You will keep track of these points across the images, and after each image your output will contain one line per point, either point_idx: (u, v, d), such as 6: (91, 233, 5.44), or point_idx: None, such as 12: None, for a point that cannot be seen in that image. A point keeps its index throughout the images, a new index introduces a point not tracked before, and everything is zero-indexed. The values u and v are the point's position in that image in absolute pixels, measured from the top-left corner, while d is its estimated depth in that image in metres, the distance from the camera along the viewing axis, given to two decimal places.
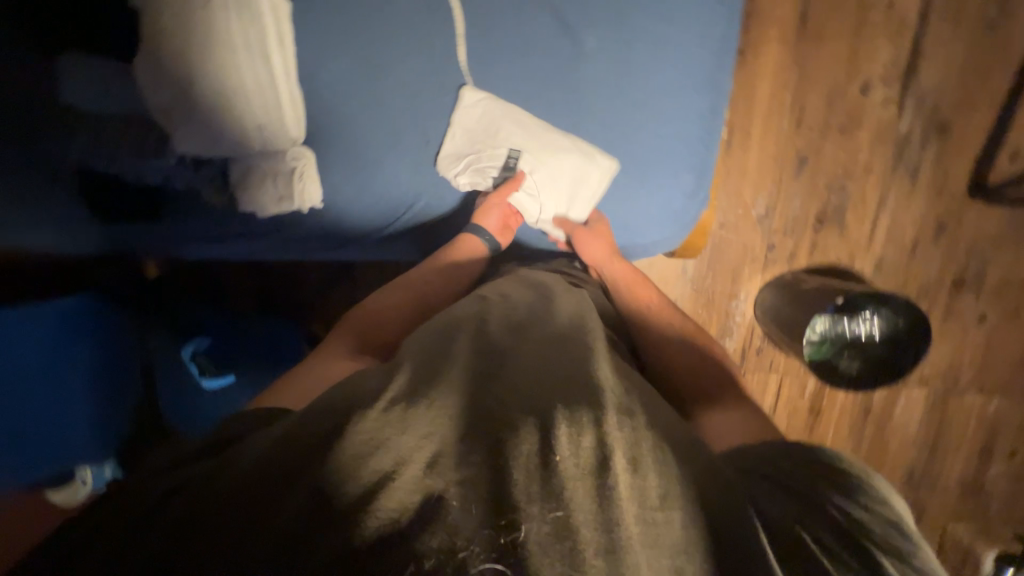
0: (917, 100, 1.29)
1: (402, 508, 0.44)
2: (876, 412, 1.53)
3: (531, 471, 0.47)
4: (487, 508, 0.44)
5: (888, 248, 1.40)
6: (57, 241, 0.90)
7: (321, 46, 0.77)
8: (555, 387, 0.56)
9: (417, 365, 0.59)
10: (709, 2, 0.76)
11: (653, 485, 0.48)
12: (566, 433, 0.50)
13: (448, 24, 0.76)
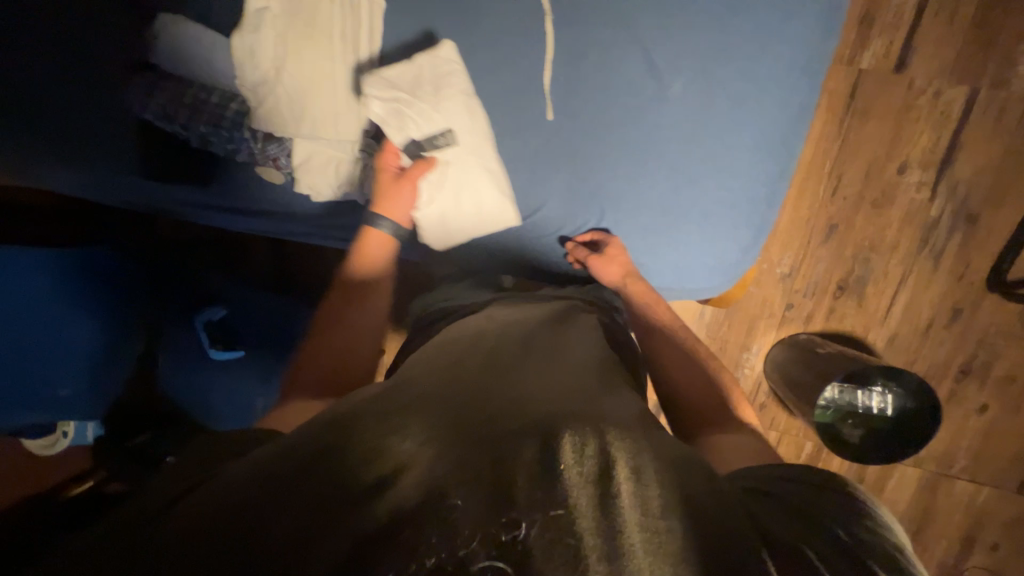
0: (950, 188, 1.33)
1: (398, 506, 0.42)
2: (868, 485, 1.54)
3: (530, 476, 0.45)
4: (490, 512, 0.42)
5: (902, 325, 1.43)
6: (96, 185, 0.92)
7: (409, 48, 0.79)
8: (557, 400, 0.55)
9: (432, 375, 0.60)
10: (809, 61, 0.70)
11: (655, 493, 0.45)
12: (568, 441, 0.48)
13: (535, 44, 0.75)
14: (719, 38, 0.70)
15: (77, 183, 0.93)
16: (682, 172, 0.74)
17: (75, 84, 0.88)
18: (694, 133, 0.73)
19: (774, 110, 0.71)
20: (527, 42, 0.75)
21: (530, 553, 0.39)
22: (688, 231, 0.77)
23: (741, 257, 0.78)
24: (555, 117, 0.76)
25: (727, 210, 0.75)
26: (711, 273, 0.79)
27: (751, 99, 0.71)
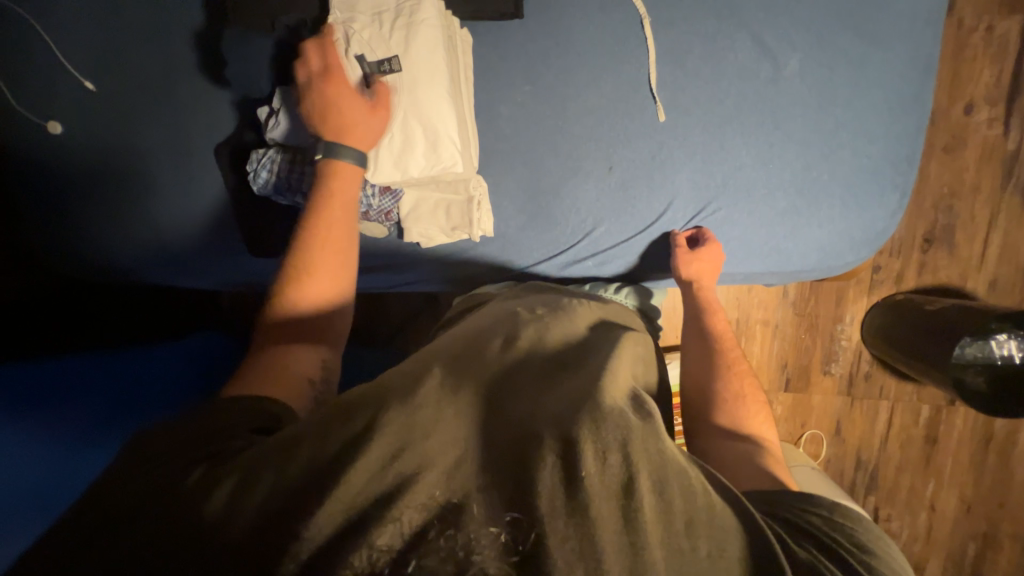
0: (1022, 119, 1.30)
1: (419, 513, 0.44)
2: (998, 440, 1.46)
3: (549, 482, 0.46)
4: (497, 508, 0.45)
5: (1001, 266, 1.37)
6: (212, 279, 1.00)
7: (505, 77, 0.78)
8: (583, 397, 0.53)
9: (443, 362, 0.58)
10: (919, 15, 0.70)
11: (678, 507, 0.48)
12: (591, 450, 0.48)
13: (637, 50, 0.74)
14: (829, 9, 0.70)
15: (196, 273, 1.04)
16: (813, 147, 0.73)
17: (190, 180, 0.97)
18: (819, 106, 0.72)
19: (897, 70, 0.71)
20: (630, 49, 0.74)
21: (535, 551, 0.43)
22: (828, 206, 0.75)
23: (888, 223, 0.76)
24: (668, 117, 0.75)
25: (865, 178, 0.74)
26: (857, 245, 0.77)
27: (872, 63, 0.71)
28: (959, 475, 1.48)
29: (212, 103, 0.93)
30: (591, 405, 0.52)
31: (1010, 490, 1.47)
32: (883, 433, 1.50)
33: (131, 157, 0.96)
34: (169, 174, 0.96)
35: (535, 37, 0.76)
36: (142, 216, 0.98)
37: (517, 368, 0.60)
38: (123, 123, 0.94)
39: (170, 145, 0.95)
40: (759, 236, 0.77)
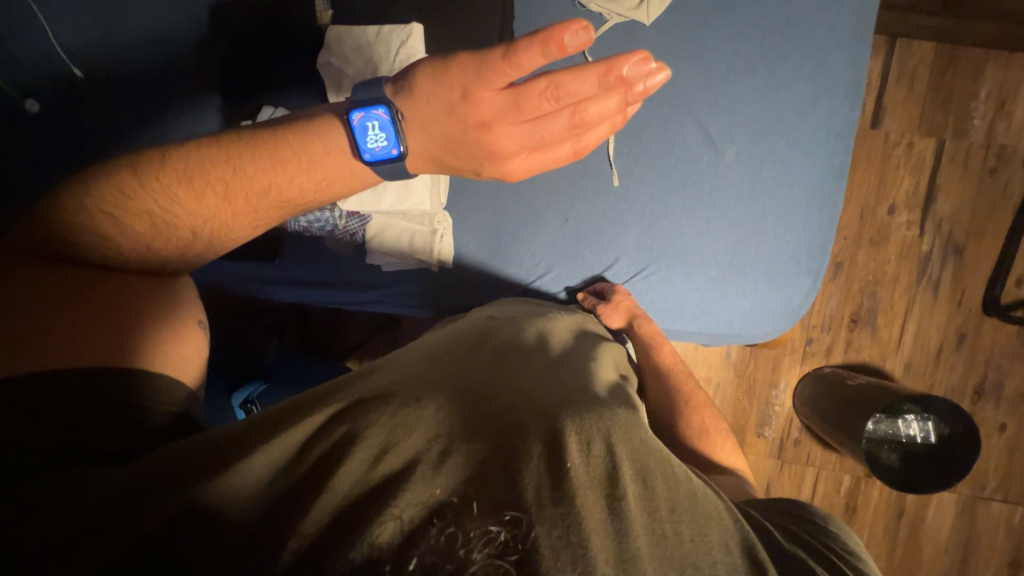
0: (936, 225, 1.48)
1: (415, 504, 0.47)
2: (910, 516, 1.55)
3: (540, 477, 0.49)
4: (496, 509, 0.47)
5: (915, 351, 1.51)
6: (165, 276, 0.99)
7: None
8: (564, 401, 0.60)
9: (439, 371, 0.65)
10: (838, 127, 0.82)
11: (661, 497, 0.51)
12: (576, 442, 0.53)
13: None
14: (764, 112, 0.81)
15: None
16: (741, 226, 0.83)
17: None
18: (749, 193, 0.82)
19: (814, 172, 0.82)
20: None
21: (534, 551, 0.45)
22: (752, 278, 0.84)
23: (802, 300, 0.85)
24: (621, 183, 0.84)
25: (784, 258, 0.83)
26: (775, 318, 0.85)
27: (795, 163, 0.82)
28: (875, 547, 1.55)
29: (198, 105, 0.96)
30: (574, 413, 0.57)
31: (919, 564, 1.55)
32: (808, 499, 1.57)
33: (107, 143, 0.96)
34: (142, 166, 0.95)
35: None
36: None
37: (513, 374, 0.64)
38: (107, 112, 0.95)
39: (150, 139, 0.96)
40: (691, 299, 0.86)
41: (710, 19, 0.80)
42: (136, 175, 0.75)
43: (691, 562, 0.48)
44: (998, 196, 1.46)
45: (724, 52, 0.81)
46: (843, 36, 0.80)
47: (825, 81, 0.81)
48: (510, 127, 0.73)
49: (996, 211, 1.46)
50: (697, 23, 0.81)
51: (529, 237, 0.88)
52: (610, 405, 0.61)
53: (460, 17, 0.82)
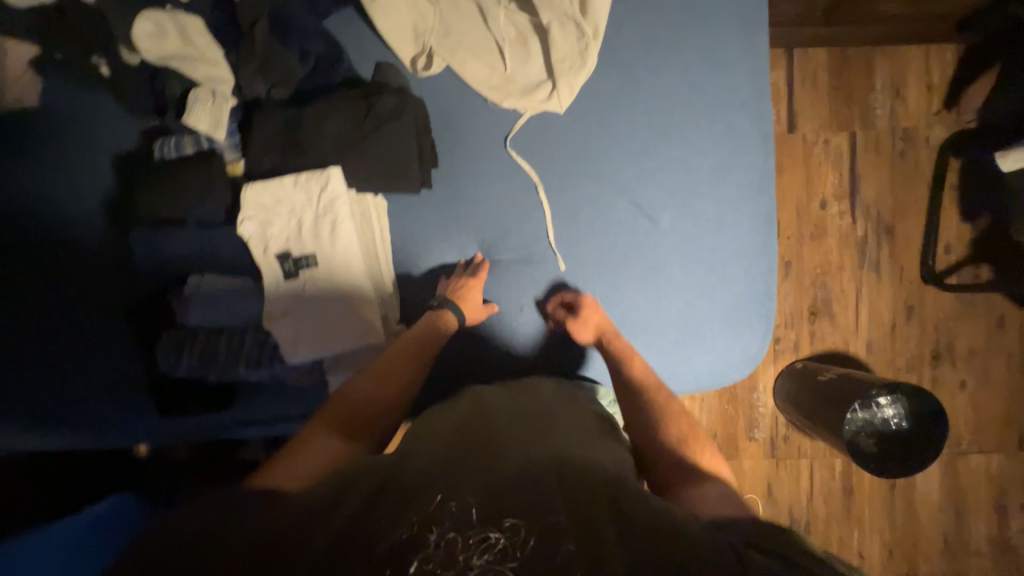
0: (865, 210, 1.57)
1: (423, 522, 0.53)
2: (902, 484, 1.62)
3: (531, 499, 0.55)
4: (492, 520, 0.53)
5: (872, 330, 1.59)
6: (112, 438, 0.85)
7: (419, 234, 0.84)
8: (561, 445, 0.66)
9: (433, 432, 0.72)
10: (759, 179, 0.85)
11: (662, 514, 0.54)
12: (574, 473, 0.59)
13: (537, 208, 0.85)
14: (686, 177, 0.84)
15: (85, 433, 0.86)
16: (690, 287, 0.85)
17: (80, 345, 0.84)
18: (689, 255, 0.85)
19: (746, 225, 0.85)
20: (531, 207, 0.85)
21: (531, 555, 0.50)
22: (709, 334, 0.86)
23: (759, 346, 0.88)
24: (567, 267, 0.86)
25: (734, 310, 0.86)
26: (738, 367, 0.88)
27: (726, 220, 0.85)
28: (878, 521, 1.61)
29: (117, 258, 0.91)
30: (560, 453, 0.64)
31: (920, 528, 1.62)
32: (809, 489, 1.62)
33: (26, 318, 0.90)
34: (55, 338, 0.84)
35: (443, 200, 0.83)
36: (28, 385, 0.85)
37: (503, 420, 0.72)
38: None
39: (53, 307, 0.83)
40: (658, 364, 0.87)
41: (618, 100, 0.83)
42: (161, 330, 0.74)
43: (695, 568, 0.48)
44: (912, 175, 1.56)
45: (638, 128, 0.84)
46: (744, 95, 0.84)
47: (737, 139, 0.84)
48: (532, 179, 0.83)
49: (914, 189, 1.57)
50: (606, 105, 0.83)
51: (490, 333, 0.88)
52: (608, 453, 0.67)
53: (376, 139, 0.75)
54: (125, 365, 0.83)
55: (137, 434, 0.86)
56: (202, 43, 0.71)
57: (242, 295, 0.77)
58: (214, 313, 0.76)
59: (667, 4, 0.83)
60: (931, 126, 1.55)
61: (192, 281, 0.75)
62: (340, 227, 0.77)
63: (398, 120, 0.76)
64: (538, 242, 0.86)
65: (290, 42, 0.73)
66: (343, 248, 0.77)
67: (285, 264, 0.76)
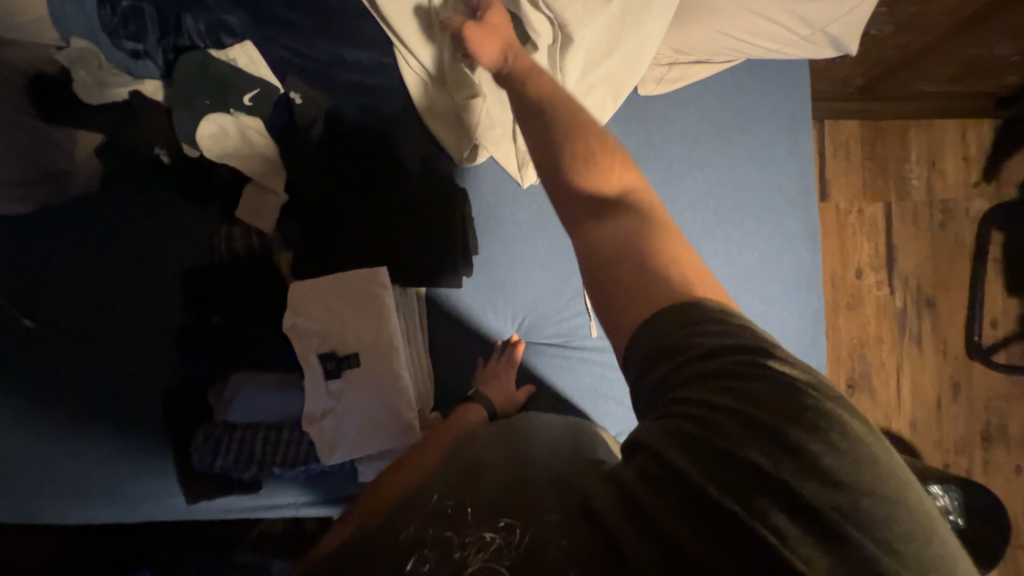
0: (903, 281, 1.52)
1: (421, 530, 0.42)
2: None
3: (531, 497, 0.43)
4: (492, 514, 0.42)
5: (916, 407, 1.51)
6: (128, 514, 0.83)
7: (453, 317, 0.81)
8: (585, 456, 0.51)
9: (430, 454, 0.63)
10: (805, 270, 0.82)
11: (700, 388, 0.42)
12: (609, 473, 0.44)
13: (576, 276, 0.84)
14: (731, 273, 0.81)
15: (111, 513, 0.83)
16: None
17: (114, 429, 0.82)
18: None
19: (793, 323, 0.81)
20: (567, 274, 0.84)
21: (541, 549, 0.39)
22: None
23: None
24: (599, 335, 0.84)
25: None
26: None
27: (772, 317, 0.81)
28: None
29: None
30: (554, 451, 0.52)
31: None
32: None
33: None
34: (90, 419, 0.82)
35: (480, 273, 0.81)
36: (53, 464, 0.82)
37: (505, 429, 0.60)
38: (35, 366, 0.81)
39: (79, 380, 0.82)
40: None
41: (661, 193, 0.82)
42: (213, 423, 0.70)
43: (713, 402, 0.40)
44: (951, 247, 1.52)
45: (683, 221, 0.81)
46: (788, 193, 0.83)
47: (783, 237, 0.82)
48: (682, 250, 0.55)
49: (953, 261, 1.52)
50: None
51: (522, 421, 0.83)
52: None
53: (425, 236, 0.76)
54: (150, 443, 0.82)
55: (154, 509, 0.84)
56: (262, 142, 0.72)
57: (285, 394, 0.70)
58: (251, 410, 0.69)
59: (709, 103, 0.83)
60: (970, 198, 1.52)
61: (235, 375, 0.70)
62: (385, 315, 0.69)
63: (445, 217, 0.76)
64: (575, 308, 0.84)
65: (342, 142, 0.75)
66: (386, 341, 0.69)
67: (323, 358, 0.69)
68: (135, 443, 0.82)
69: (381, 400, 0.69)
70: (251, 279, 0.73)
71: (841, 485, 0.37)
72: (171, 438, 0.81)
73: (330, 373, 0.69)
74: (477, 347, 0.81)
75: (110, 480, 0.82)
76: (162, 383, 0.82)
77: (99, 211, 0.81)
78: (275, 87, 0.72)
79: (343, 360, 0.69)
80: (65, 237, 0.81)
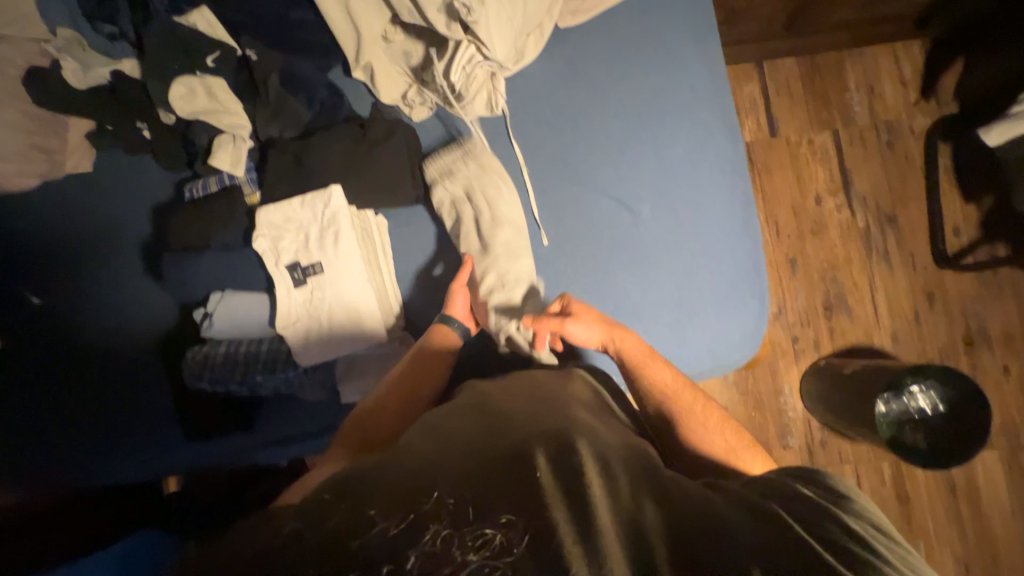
0: (862, 201, 1.58)
1: (424, 522, 0.49)
2: (964, 488, 1.47)
3: (521, 489, 0.51)
4: (490, 514, 0.50)
5: (895, 321, 1.54)
6: (143, 461, 0.92)
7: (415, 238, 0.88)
8: (544, 422, 0.61)
9: (440, 433, 0.62)
10: (730, 157, 0.89)
11: (730, 497, 0.60)
12: (554, 456, 0.55)
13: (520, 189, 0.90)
14: (660, 169, 0.88)
15: (125, 471, 0.92)
16: (677, 271, 0.86)
17: (131, 375, 0.93)
18: (675, 241, 0.87)
19: (726, 206, 0.87)
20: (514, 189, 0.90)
21: (530, 549, 0.48)
22: (702, 317, 0.86)
23: (757, 324, 0.87)
24: (550, 243, 0.88)
25: (727, 288, 0.86)
26: (740, 346, 0.87)
27: (705, 205, 0.87)
28: (944, 534, 1.46)
29: (141, 293, 0.95)
30: (601, 460, 0.56)
31: (993, 541, 1.45)
32: None
33: (49, 358, 0.94)
34: (110, 374, 0.93)
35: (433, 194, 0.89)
36: (80, 423, 0.93)
37: (482, 394, 0.72)
38: (71, 326, 0.95)
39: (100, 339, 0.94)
40: (658, 350, 0.86)
41: (588, 107, 0.90)
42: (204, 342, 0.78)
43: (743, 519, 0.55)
44: (903, 164, 1.58)
45: (610, 129, 0.89)
46: (704, 92, 0.90)
47: (704, 131, 0.89)
48: (584, 311, 0.79)
49: (908, 176, 1.58)
50: (578, 112, 0.90)
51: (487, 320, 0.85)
52: (606, 446, 0.60)
53: (372, 163, 0.80)
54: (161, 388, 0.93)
55: (165, 456, 0.92)
56: (225, 96, 0.81)
57: (261, 308, 0.78)
58: (232, 327, 0.77)
59: (620, 25, 0.93)
60: (912, 116, 1.59)
61: (211, 294, 0.78)
62: (342, 229, 0.77)
63: (385, 143, 0.81)
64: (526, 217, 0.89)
65: (300, 94, 0.86)
66: (346, 251, 0.77)
67: (291, 271, 0.76)
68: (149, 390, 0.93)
69: (348, 304, 0.77)
70: (222, 216, 0.78)
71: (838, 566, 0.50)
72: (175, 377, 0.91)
73: (299, 283, 0.77)
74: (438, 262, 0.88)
75: (128, 428, 0.92)
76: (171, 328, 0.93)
77: (110, 185, 0.96)
78: (233, 48, 0.83)
79: (308, 270, 0.76)
80: (81, 212, 0.95)
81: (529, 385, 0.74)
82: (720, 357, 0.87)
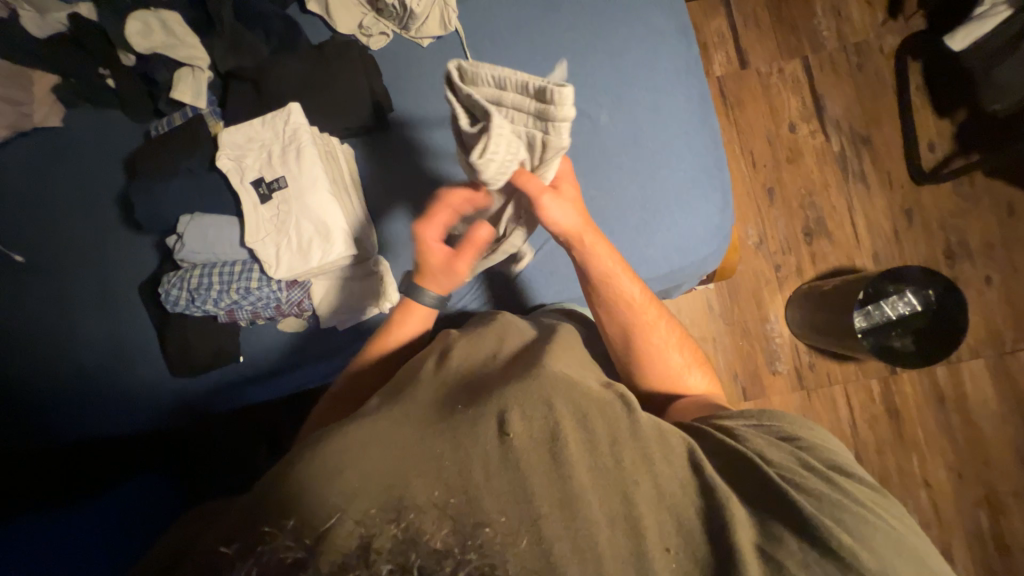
0: (835, 125, 1.59)
1: (416, 530, 0.40)
2: (952, 397, 1.49)
3: (498, 473, 0.47)
4: (473, 510, 0.44)
5: (874, 240, 1.56)
6: (133, 404, 0.95)
7: (380, 160, 0.89)
8: (503, 386, 0.56)
9: (400, 410, 0.56)
10: (684, 58, 0.90)
11: (732, 446, 0.56)
12: (519, 415, 0.51)
13: None
14: (616, 73, 0.89)
15: (108, 422, 0.95)
16: (641, 173, 0.88)
17: (115, 319, 0.95)
18: (635, 143, 0.88)
19: (682, 105, 0.89)
20: None
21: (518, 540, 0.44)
22: (669, 214, 0.88)
23: (722, 218, 0.89)
24: None
25: (690, 185, 0.88)
26: (707, 240, 0.89)
27: (661, 105, 0.89)
28: (935, 444, 1.48)
29: (119, 241, 0.97)
30: (573, 412, 0.53)
31: (984, 447, 1.47)
32: (850, 419, 1.50)
33: (30, 309, 0.96)
34: (96, 319, 0.96)
35: (395, 116, 0.90)
36: (62, 374, 0.95)
37: (444, 362, 0.65)
38: (52, 280, 0.96)
39: (80, 288, 0.96)
40: (628, 252, 0.88)
41: (542, 19, 0.91)
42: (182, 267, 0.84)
43: (744, 476, 0.53)
44: (874, 84, 1.59)
45: (564, 39, 0.90)
46: None
47: (657, 34, 0.90)
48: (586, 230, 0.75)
49: (880, 96, 1.58)
50: (534, 24, 0.91)
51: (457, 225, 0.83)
52: (585, 401, 0.55)
53: (331, 84, 0.83)
54: (146, 330, 0.95)
55: (155, 396, 0.94)
56: (182, 32, 0.85)
57: (228, 230, 0.82)
58: (205, 250, 0.82)
59: None
60: (881, 36, 1.59)
61: (182, 220, 0.83)
62: (301, 142, 0.79)
63: (341, 65, 0.83)
64: None
65: (257, 28, 0.87)
66: (306, 162, 0.79)
67: (258, 188, 0.81)
68: (131, 334, 0.95)
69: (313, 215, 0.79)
70: (188, 149, 0.82)
71: (841, 511, 0.50)
72: (157, 316, 0.94)
73: (267, 199, 0.80)
74: (404, 180, 0.89)
75: (114, 372, 0.95)
76: (151, 271, 0.96)
77: (78, 137, 0.97)
78: None
79: (275, 187, 0.80)
80: (53, 166, 0.97)
81: (498, 345, 0.68)
82: (688, 253, 0.89)
